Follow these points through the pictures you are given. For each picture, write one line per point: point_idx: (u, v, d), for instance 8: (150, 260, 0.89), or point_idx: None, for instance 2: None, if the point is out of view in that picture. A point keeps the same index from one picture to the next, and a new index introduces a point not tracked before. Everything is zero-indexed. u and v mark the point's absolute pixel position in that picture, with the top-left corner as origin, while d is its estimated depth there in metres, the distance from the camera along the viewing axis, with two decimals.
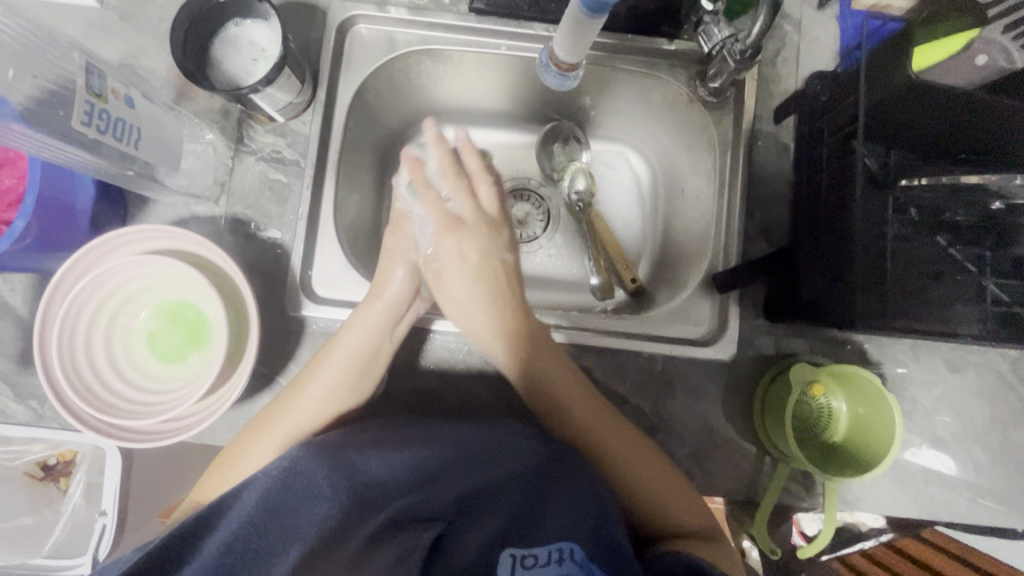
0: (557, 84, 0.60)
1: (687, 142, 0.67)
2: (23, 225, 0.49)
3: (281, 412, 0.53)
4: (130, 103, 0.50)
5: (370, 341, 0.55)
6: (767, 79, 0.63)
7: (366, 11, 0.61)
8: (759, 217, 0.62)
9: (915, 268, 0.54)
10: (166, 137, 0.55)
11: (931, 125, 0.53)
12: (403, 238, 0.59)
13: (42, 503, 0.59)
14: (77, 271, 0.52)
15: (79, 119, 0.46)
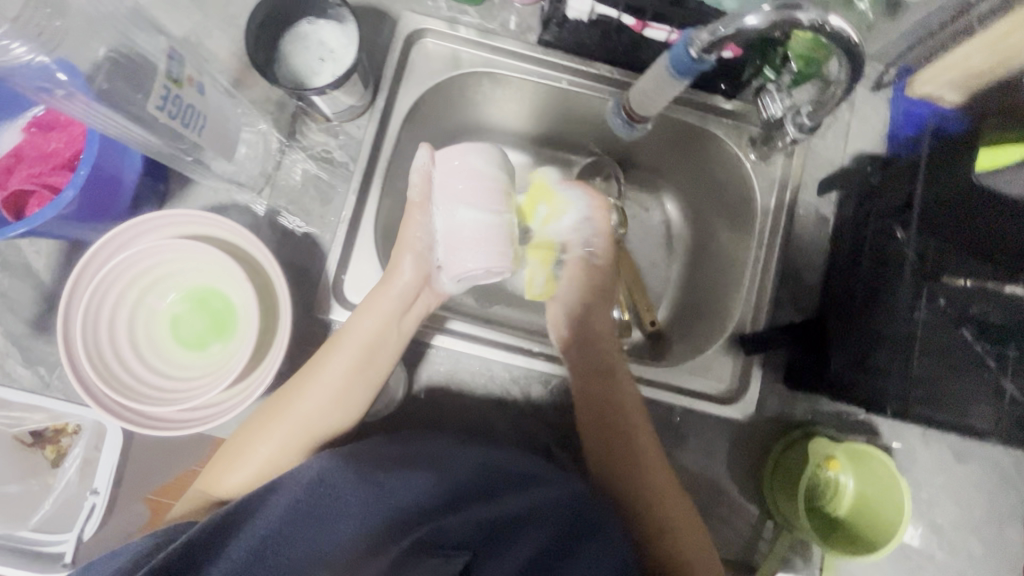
0: (623, 130, 0.58)
1: (728, 198, 0.68)
2: (70, 196, 0.48)
3: (289, 402, 0.53)
4: (201, 91, 0.49)
5: (380, 330, 0.54)
6: (816, 150, 0.64)
7: (436, 27, 0.62)
8: (791, 284, 0.62)
9: (939, 359, 0.54)
10: (227, 127, 0.53)
11: (974, 222, 0.53)
12: (415, 228, 0.55)
13: (30, 470, 0.58)
14: (108, 253, 0.51)
15: (155, 102, 0.44)
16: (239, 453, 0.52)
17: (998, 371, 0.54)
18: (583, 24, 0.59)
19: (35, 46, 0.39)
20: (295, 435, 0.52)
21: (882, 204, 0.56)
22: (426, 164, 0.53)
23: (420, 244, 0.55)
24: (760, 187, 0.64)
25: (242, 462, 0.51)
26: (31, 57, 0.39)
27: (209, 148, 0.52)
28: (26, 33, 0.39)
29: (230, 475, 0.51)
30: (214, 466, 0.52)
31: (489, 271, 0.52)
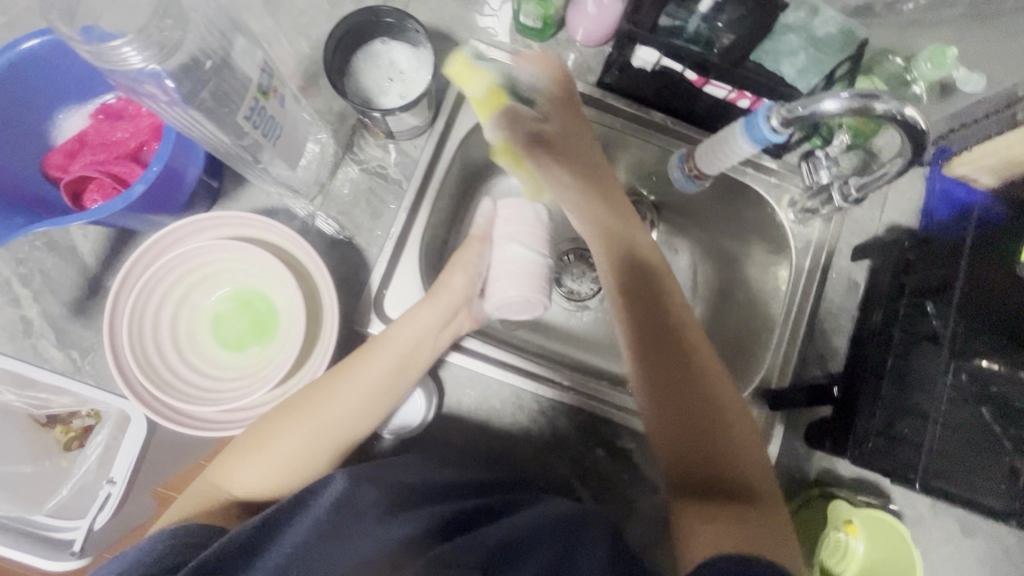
0: (681, 185, 0.60)
1: (760, 251, 0.70)
2: (140, 190, 0.47)
3: (317, 398, 0.48)
4: (281, 103, 0.49)
5: (417, 341, 0.53)
6: (852, 217, 0.66)
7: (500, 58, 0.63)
8: (818, 344, 0.64)
9: (967, 441, 0.54)
10: (296, 136, 0.54)
11: (1003, 307, 0.54)
12: (470, 255, 0.58)
13: (42, 451, 0.58)
14: (160, 247, 0.52)
15: (244, 113, 0.45)
16: (256, 446, 0.46)
17: (1014, 454, 0.54)
18: (644, 72, 0.60)
19: (149, 56, 0.38)
20: (317, 433, 0.47)
21: (920, 278, 0.57)
22: (490, 209, 0.59)
23: (473, 268, 0.57)
24: (795, 245, 0.66)
25: (257, 455, 0.46)
26: (144, 65, 0.38)
27: (279, 155, 0.52)
28: (146, 43, 0.38)
29: (245, 465, 0.46)
30: (227, 458, 0.47)
31: (526, 301, 0.57)
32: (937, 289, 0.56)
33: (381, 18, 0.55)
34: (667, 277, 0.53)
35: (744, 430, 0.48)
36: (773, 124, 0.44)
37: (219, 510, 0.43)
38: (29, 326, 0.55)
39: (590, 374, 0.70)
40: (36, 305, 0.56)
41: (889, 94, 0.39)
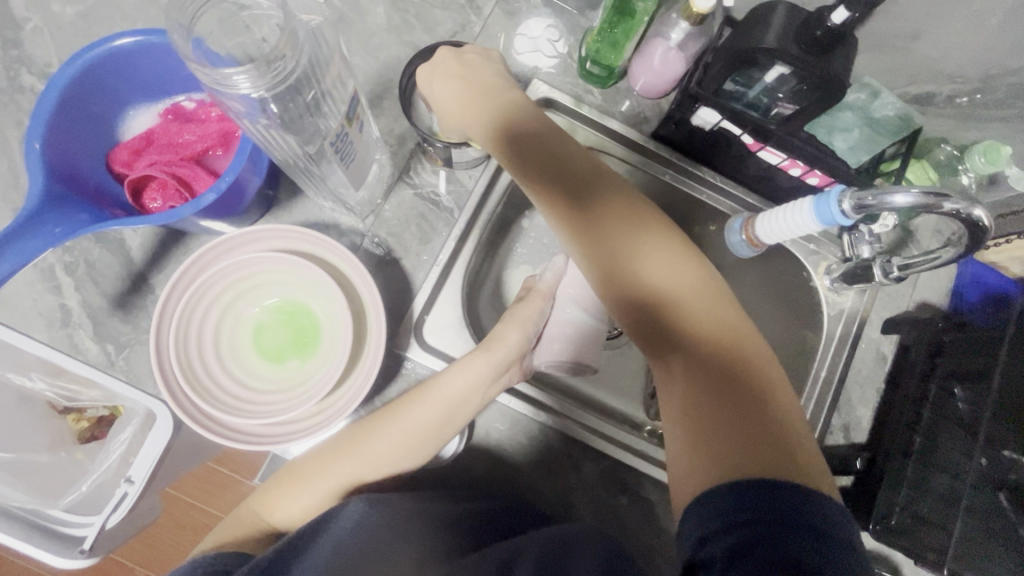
0: (734, 245, 0.63)
1: (790, 312, 0.71)
2: (210, 199, 0.47)
3: (363, 440, 0.53)
4: (360, 128, 0.51)
5: (464, 393, 0.55)
6: (885, 290, 0.67)
7: (562, 100, 0.65)
8: (843, 412, 0.65)
9: (996, 530, 0.53)
10: (365, 159, 0.55)
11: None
12: (530, 310, 0.60)
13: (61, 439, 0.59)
14: (215, 255, 0.52)
15: (330, 139, 0.46)
16: (300, 477, 0.52)
17: None
18: (701, 130, 0.62)
19: (258, 85, 0.38)
20: (356, 470, 0.53)
21: (952, 360, 0.58)
22: (560, 266, 0.62)
23: (530, 324, 0.60)
24: (826, 312, 0.67)
25: (301, 484, 0.52)
26: (250, 92, 0.38)
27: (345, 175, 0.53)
28: (260, 75, 0.38)
29: (290, 499, 0.52)
30: (275, 483, 0.53)
31: (572, 364, 0.59)
32: (972, 373, 0.57)
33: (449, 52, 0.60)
34: (663, 264, 0.50)
35: (733, 355, 0.47)
36: (844, 208, 0.47)
37: (257, 540, 0.49)
38: (68, 316, 0.55)
39: (612, 418, 0.70)
40: (77, 295, 0.55)
41: (959, 194, 0.40)
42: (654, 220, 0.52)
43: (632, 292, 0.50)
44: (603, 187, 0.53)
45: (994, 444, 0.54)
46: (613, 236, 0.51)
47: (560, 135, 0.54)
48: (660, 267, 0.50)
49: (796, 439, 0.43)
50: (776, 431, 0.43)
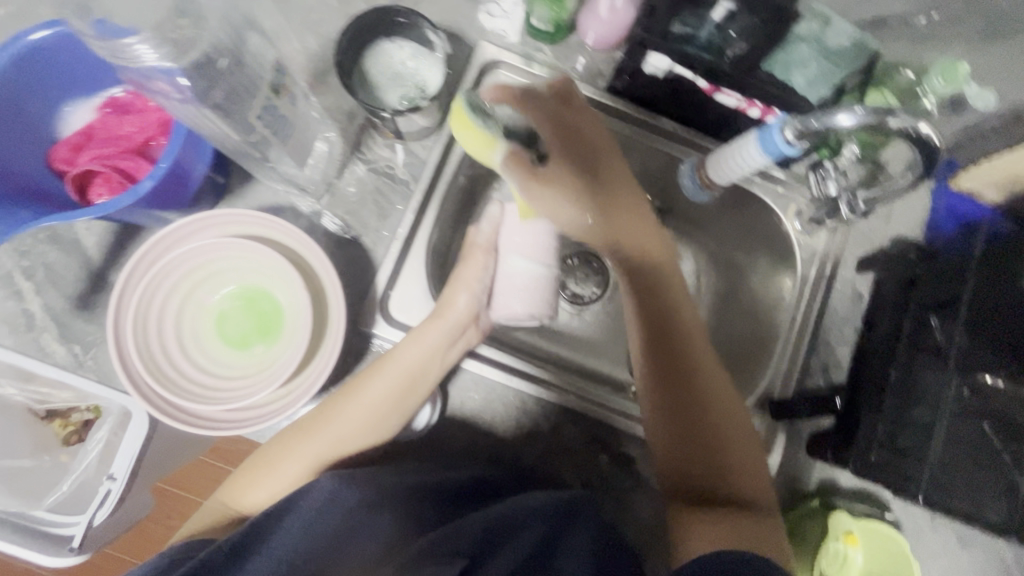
0: (689, 188, 0.62)
1: (766, 259, 0.70)
2: (149, 186, 0.47)
3: (324, 421, 0.54)
4: (291, 102, 0.51)
5: (422, 361, 0.55)
6: (858, 228, 0.66)
7: (511, 60, 0.63)
8: (821, 355, 0.64)
9: (970, 453, 0.55)
10: (303, 135, 0.55)
11: (1005, 319, 0.55)
12: (474, 268, 0.58)
13: (47, 446, 0.58)
14: (164, 245, 0.51)
15: (256, 113, 0.47)
16: (268, 465, 0.53)
17: (1013, 467, 0.55)
18: (655, 78, 0.60)
19: (161, 53, 0.39)
20: (321, 451, 0.53)
21: (925, 291, 0.57)
22: (496, 215, 0.59)
23: (478, 284, 0.58)
24: (800, 255, 0.66)
25: (269, 472, 0.53)
26: (158, 63, 0.39)
27: (286, 154, 0.53)
28: (160, 41, 0.38)
29: (256, 487, 0.52)
30: (246, 474, 0.54)
31: (535, 314, 0.58)
32: (943, 302, 0.56)
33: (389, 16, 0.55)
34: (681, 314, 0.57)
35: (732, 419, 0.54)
36: (786, 138, 0.46)
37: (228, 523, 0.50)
38: (32, 321, 0.55)
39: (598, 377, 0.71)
40: (38, 299, 0.55)
41: (904, 110, 0.39)
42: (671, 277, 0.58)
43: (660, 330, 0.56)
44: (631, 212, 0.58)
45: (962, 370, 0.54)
46: (645, 269, 0.57)
47: (606, 162, 0.58)
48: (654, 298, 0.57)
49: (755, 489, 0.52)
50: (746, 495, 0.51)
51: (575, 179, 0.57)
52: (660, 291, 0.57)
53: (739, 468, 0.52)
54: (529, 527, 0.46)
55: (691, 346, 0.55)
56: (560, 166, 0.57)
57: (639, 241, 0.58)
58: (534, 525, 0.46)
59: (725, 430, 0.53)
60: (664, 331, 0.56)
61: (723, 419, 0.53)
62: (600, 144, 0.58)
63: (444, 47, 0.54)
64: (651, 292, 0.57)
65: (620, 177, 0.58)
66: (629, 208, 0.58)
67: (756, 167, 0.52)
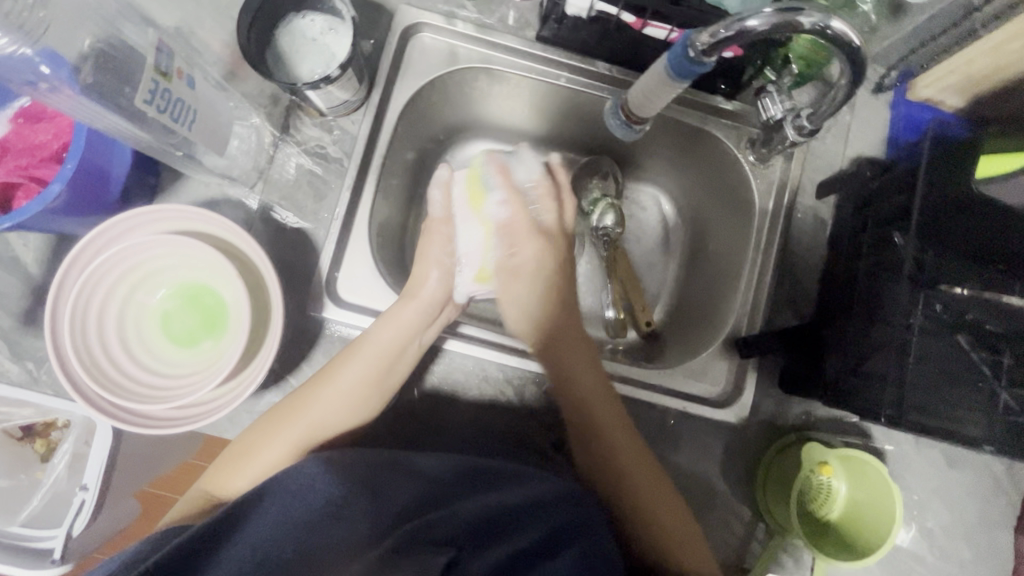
0: (619, 132, 0.58)
1: (728, 199, 0.68)
2: (58, 190, 0.47)
3: (301, 407, 0.52)
4: (191, 85, 0.49)
5: (400, 341, 0.55)
6: (814, 153, 0.63)
7: (433, 21, 0.61)
8: (788, 288, 0.62)
9: (942, 368, 0.52)
10: (218, 121, 0.53)
11: (968, 222, 0.52)
12: (438, 243, 0.61)
13: (20, 465, 0.59)
14: (100, 244, 0.50)
15: (142, 96, 0.45)
16: (242, 454, 0.50)
17: (995, 380, 0.53)
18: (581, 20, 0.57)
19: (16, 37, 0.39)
20: (301, 436, 0.52)
21: (882, 208, 0.55)
22: (445, 177, 0.61)
23: (443, 259, 0.60)
24: (757, 189, 0.64)
25: (244, 463, 0.50)
26: (13, 50, 0.39)
27: (201, 143, 0.52)
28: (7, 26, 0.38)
29: (236, 477, 0.49)
30: (217, 469, 0.50)
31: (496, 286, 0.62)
32: (896, 216, 0.54)
33: None
34: (599, 411, 0.55)
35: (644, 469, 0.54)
36: (695, 50, 0.44)
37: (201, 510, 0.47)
38: None
39: None
40: None
41: (814, 8, 0.41)
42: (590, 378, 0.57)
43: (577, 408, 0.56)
44: (574, 339, 0.59)
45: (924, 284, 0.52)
46: (564, 327, 0.60)
47: (549, 272, 0.61)
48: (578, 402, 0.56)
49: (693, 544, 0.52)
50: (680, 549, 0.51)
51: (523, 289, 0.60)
52: (578, 382, 0.56)
53: (660, 508, 0.53)
54: (530, 528, 0.48)
55: (608, 428, 0.55)
56: (530, 245, 0.60)
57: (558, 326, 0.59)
58: (537, 525, 0.48)
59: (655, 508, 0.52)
60: (579, 402, 0.56)
61: (648, 486, 0.53)
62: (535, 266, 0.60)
63: (350, 13, 0.51)
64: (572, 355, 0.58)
65: (550, 255, 0.61)
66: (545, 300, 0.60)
67: (675, 91, 0.49)
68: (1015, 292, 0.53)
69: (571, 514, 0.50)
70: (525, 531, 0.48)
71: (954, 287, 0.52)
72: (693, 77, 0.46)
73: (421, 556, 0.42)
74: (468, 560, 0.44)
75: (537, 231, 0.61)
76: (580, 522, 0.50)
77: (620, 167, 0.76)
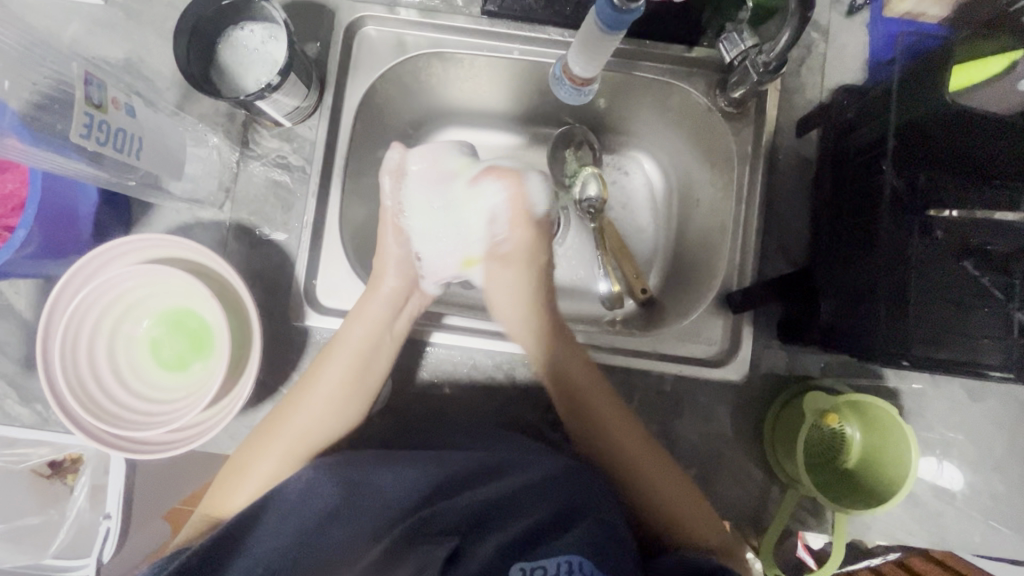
0: (569, 97, 0.60)
1: (707, 150, 0.65)
2: (24, 235, 0.49)
3: (282, 419, 0.53)
4: (131, 113, 0.49)
5: (371, 337, 0.55)
6: (790, 89, 0.61)
7: (375, 12, 0.60)
8: (777, 234, 0.60)
9: (940, 296, 0.49)
10: (169, 146, 0.54)
11: (958, 136, 0.48)
12: (398, 237, 0.60)
13: (49, 501, 0.60)
14: (77, 282, 0.51)
15: (78, 131, 0.45)
16: (237, 471, 0.51)
17: (1008, 302, 0.49)
18: None
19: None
20: (291, 447, 0.52)
21: (862, 136, 0.52)
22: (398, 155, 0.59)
23: (403, 254, 0.59)
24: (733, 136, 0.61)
25: (239, 480, 0.51)
26: None
27: (155, 169, 0.53)
28: None
29: (237, 492, 0.50)
30: (214, 488, 0.52)
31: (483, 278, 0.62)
32: (876, 143, 0.50)
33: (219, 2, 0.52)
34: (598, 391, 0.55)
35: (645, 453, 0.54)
36: None
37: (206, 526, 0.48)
38: None
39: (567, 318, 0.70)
40: None
41: None
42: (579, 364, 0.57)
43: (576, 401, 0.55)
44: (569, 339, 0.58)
45: (913, 210, 0.48)
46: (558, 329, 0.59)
47: (540, 268, 0.61)
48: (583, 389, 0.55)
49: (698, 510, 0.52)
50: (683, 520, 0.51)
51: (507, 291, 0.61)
52: (573, 377, 0.55)
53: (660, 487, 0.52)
54: (528, 509, 0.46)
55: (614, 426, 0.54)
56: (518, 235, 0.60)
57: (547, 326, 0.59)
58: (538, 505, 0.46)
59: (677, 498, 0.52)
60: (574, 404, 0.55)
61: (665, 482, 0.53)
62: (503, 257, 0.61)
63: (282, 17, 0.51)
64: (572, 357, 0.57)
65: (534, 249, 0.61)
66: (529, 301, 0.60)
67: (610, 47, 0.50)
68: (1018, 204, 0.49)
69: (571, 491, 0.47)
70: (523, 515, 0.45)
71: (945, 211, 0.48)
72: (622, 26, 0.48)
73: (422, 549, 0.42)
74: (471, 547, 0.43)
75: (523, 230, 0.60)
76: (586, 496, 0.47)
77: (596, 132, 0.73)
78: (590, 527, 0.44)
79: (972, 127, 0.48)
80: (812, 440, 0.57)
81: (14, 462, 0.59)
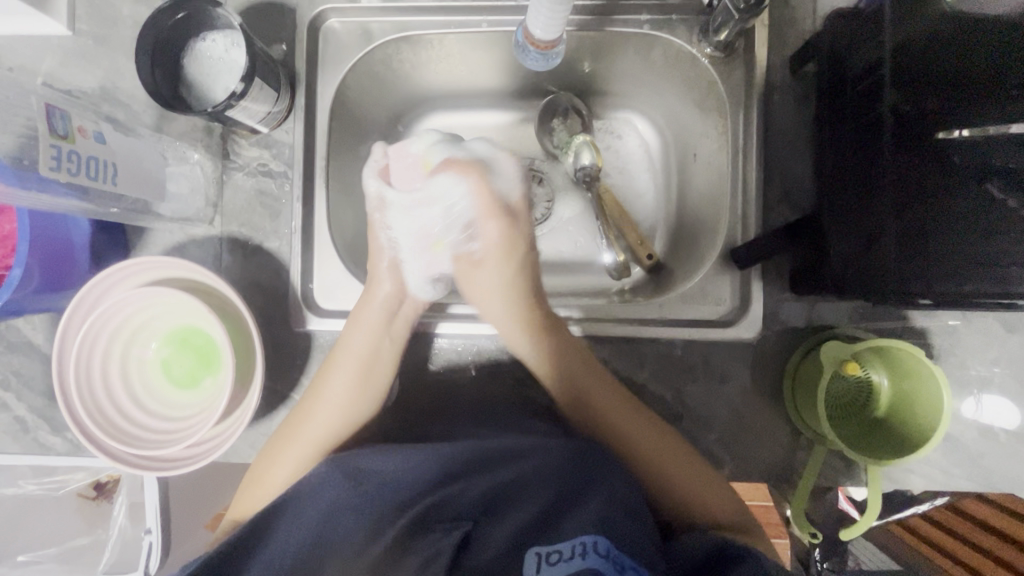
0: (539, 63, 0.58)
1: (698, 101, 0.62)
2: (21, 273, 0.50)
3: (301, 424, 0.53)
4: (100, 139, 0.49)
5: (373, 342, 0.55)
6: (777, 23, 0.57)
7: (336, 4, 0.58)
8: (779, 182, 0.57)
9: (961, 224, 0.45)
10: (146, 168, 0.54)
11: (953, 53, 0.46)
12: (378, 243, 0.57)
13: (97, 520, 0.63)
14: (71, 333, 0.52)
15: (46, 164, 0.46)
16: (260, 472, 0.52)
17: None
18: None
19: None
20: (310, 447, 0.52)
21: (859, 63, 0.49)
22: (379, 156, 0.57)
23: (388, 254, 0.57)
24: (724, 83, 0.58)
25: (266, 480, 0.52)
26: None
27: (134, 194, 0.53)
28: None
29: (253, 494, 0.52)
30: (245, 492, 0.52)
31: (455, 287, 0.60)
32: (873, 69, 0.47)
33: (174, 16, 0.51)
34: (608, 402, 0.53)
35: (667, 453, 0.51)
36: None
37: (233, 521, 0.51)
38: (25, 423, 0.59)
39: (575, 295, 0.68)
40: (21, 403, 0.59)
41: None
42: (585, 381, 0.53)
43: (576, 400, 0.54)
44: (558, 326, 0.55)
45: (918, 136, 0.45)
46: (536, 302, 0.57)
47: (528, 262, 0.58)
48: (598, 391, 0.53)
49: (711, 480, 0.51)
50: (709, 489, 0.50)
51: (496, 286, 0.56)
52: (590, 396, 0.53)
53: (672, 471, 0.51)
54: (537, 493, 0.45)
55: (595, 391, 0.53)
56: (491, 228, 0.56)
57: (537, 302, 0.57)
58: (546, 489, 0.45)
59: (669, 463, 0.51)
60: (563, 380, 0.54)
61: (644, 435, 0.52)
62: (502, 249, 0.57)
63: (237, 21, 0.50)
64: (548, 318, 0.56)
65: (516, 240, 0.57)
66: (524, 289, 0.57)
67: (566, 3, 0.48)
68: None
69: (581, 474, 0.46)
70: (529, 502, 0.45)
71: (953, 132, 0.45)
72: None
73: (434, 534, 0.42)
74: (482, 532, 0.43)
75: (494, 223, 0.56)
76: (592, 475, 0.46)
77: (582, 98, 0.70)
78: (604, 506, 0.43)
79: (963, 32, 0.46)
80: (835, 391, 0.55)
81: (55, 488, 0.62)
